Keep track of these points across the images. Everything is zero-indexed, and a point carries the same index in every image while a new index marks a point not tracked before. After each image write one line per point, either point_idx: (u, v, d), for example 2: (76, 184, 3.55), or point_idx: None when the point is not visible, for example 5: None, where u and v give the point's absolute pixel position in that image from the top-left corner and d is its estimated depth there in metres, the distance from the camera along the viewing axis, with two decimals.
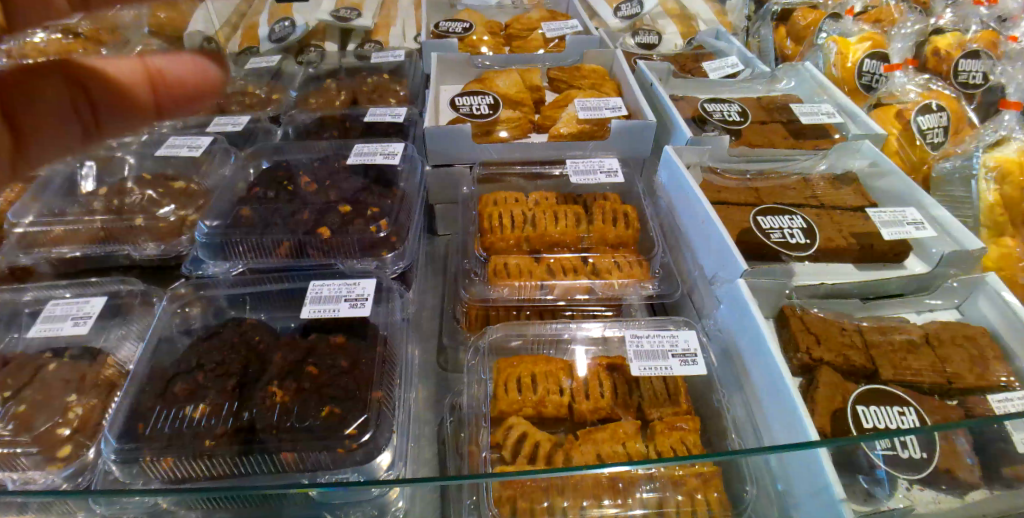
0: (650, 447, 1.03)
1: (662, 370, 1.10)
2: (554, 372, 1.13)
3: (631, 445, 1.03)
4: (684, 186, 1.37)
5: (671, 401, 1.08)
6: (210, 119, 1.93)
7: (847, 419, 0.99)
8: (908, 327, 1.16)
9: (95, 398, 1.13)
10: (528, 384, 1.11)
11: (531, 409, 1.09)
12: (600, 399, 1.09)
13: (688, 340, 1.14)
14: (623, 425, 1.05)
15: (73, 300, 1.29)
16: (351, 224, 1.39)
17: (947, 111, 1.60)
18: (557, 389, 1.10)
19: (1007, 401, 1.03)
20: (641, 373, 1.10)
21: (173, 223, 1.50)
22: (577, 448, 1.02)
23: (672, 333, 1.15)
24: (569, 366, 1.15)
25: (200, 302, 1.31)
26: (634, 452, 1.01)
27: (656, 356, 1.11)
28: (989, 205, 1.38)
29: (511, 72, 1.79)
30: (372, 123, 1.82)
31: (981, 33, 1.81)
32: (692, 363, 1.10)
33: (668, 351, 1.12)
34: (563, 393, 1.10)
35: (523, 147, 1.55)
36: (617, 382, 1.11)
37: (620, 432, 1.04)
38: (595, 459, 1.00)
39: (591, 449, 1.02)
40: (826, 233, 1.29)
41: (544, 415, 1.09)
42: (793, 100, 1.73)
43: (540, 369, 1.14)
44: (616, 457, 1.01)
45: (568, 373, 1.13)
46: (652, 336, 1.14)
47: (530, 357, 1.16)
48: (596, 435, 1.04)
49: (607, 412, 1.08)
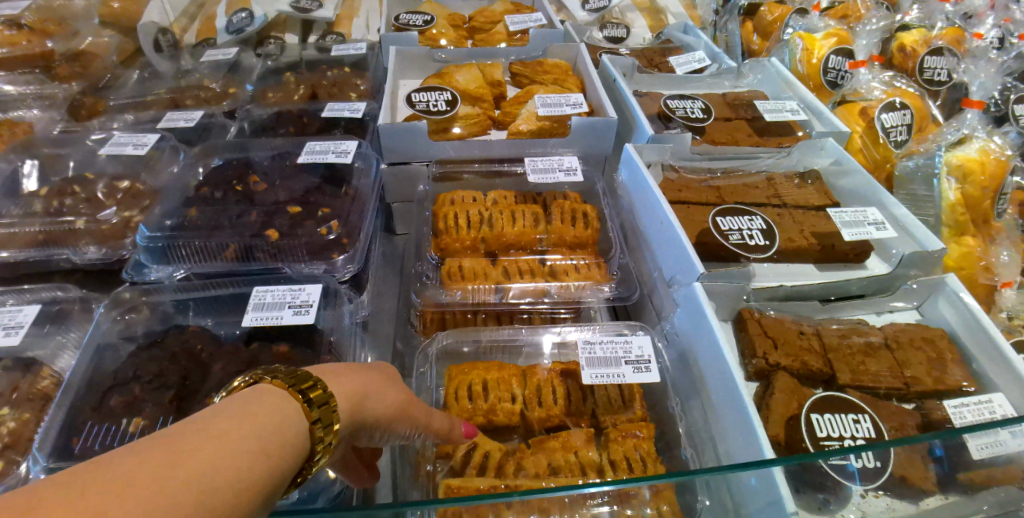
0: (603, 454, 0.99)
1: (614, 378, 1.05)
2: (506, 379, 1.08)
3: (583, 454, 0.98)
4: (643, 186, 1.33)
5: (625, 408, 1.05)
6: (162, 115, 1.84)
7: (801, 429, 0.96)
8: (869, 329, 1.14)
9: (28, 412, 1.05)
10: (479, 391, 1.06)
11: (482, 418, 1.04)
12: (552, 406, 1.05)
13: (642, 346, 1.09)
14: (575, 433, 1.01)
15: (5, 309, 1.19)
16: (301, 225, 1.32)
17: (910, 108, 1.59)
18: (509, 396, 1.06)
19: (963, 407, 1.00)
20: (593, 381, 1.04)
21: (117, 225, 1.41)
22: (528, 458, 0.98)
23: (627, 339, 1.10)
24: (523, 373, 1.10)
25: (145, 308, 1.23)
26: (586, 462, 0.97)
27: (609, 363, 1.06)
28: (951, 204, 1.37)
29: (471, 67, 1.74)
30: (331, 118, 1.75)
31: (946, 29, 1.80)
32: (647, 371, 1.05)
33: (622, 358, 1.06)
34: (516, 400, 1.06)
35: (482, 145, 1.50)
36: (573, 391, 1.07)
37: (571, 441, 0.99)
38: (546, 470, 0.96)
39: (543, 458, 0.98)
40: (787, 233, 1.27)
41: (495, 423, 1.05)
42: (759, 96, 1.71)
43: (493, 376, 1.09)
44: (569, 467, 0.96)
45: (520, 379, 1.09)
46: (606, 343, 1.08)
47: (482, 364, 1.11)
48: (547, 444, 1.00)
49: (557, 421, 1.05)
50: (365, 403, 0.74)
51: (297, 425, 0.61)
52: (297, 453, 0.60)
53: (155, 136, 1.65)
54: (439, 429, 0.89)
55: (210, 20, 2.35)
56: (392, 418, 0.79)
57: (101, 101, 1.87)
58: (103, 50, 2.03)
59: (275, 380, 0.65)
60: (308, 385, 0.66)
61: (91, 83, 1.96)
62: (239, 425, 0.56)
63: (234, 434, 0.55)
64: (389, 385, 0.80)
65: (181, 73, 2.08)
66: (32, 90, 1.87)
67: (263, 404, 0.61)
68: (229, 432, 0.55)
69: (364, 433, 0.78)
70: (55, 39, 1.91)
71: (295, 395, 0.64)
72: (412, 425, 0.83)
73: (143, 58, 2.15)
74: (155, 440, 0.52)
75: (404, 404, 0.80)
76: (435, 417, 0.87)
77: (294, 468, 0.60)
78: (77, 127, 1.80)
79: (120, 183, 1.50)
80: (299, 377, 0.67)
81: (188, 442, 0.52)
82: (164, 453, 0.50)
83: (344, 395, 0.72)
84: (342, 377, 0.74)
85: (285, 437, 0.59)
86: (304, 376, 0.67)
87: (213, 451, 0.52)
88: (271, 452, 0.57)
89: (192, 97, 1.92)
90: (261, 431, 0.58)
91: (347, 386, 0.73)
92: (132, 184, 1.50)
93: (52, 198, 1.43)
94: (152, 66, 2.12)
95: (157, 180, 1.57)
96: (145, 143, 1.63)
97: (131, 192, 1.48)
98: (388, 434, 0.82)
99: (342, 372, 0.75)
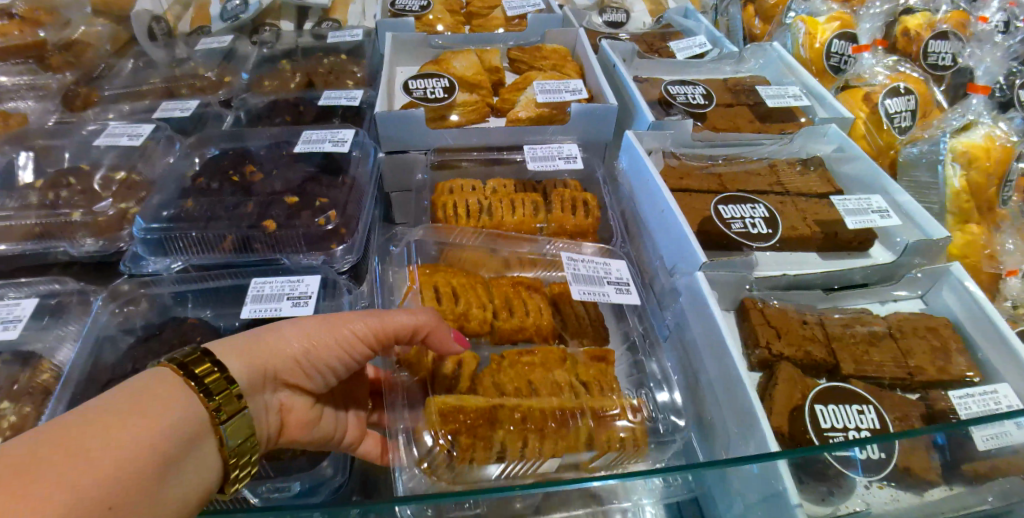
0: (571, 372, 0.99)
1: (600, 296, 1.08)
2: (471, 285, 1.10)
3: (556, 374, 0.97)
4: (643, 172, 1.32)
5: (593, 332, 1.10)
6: (158, 104, 1.82)
7: (804, 420, 0.95)
8: (872, 319, 1.13)
9: (29, 406, 1.04)
10: (449, 295, 1.06)
11: (454, 321, 1.04)
12: (525, 316, 1.07)
13: (620, 270, 1.14)
14: (551, 350, 1.02)
15: (3, 303, 1.19)
16: (298, 216, 1.31)
17: (914, 94, 1.57)
18: (479, 304, 1.06)
19: (967, 397, 1.00)
20: (581, 297, 1.06)
21: (113, 217, 1.39)
22: (505, 371, 0.97)
23: (606, 262, 1.14)
24: (486, 283, 1.13)
25: (144, 300, 1.22)
26: (561, 381, 0.96)
27: (593, 282, 1.09)
28: (956, 191, 1.37)
29: (468, 53, 1.71)
30: (327, 106, 1.73)
31: (951, 13, 1.77)
32: (627, 291, 1.10)
33: (604, 279, 1.10)
34: (487, 308, 1.07)
35: (479, 133, 1.48)
36: (545, 312, 1.08)
37: (550, 357, 1.00)
38: (524, 385, 0.95)
39: (519, 372, 0.98)
40: (790, 222, 1.25)
41: (466, 329, 1.05)
42: (761, 82, 1.68)
43: (460, 282, 1.10)
44: (546, 385, 0.95)
45: (485, 287, 1.12)
46: (589, 263, 1.12)
47: (447, 270, 1.12)
48: (523, 359, 1.00)
49: (532, 331, 1.06)
50: (259, 352, 0.77)
51: (192, 407, 0.64)
52: (194, 433, 0.63)
53: (149, 127, 1.63)
54: (405, 331, 0.89)
55: (204, 6, 2.30)
56: (307, 352, 0.81)
57: (94, 91, 1.85)
58: (96, 39, 2.00)
59: (169, 362, 0.67)
60: (201, 364, 0.68)
61: (85, 72, 1.93)
62: (132, 415, 0.59)
63: (125, 424, 0.57)
64: (285, 326, 0.81)
65: (175, 61, 2.04)
66: (25, 81, 1.84)
67: (155, 389, 0.63)
68: (123, 423, 0.57)
69: (290, 377, 0.82)
70: (48, 28, 1.93)
71: (187, 380, 0.65)
72: (345, 344, 0.85)
73: (135, 46, 2.11)
74: (46, 439, 0.53)
75: (313, 336, 0.82)
76: (376, 328, 0.86)
77: (197, 445, 0.64)
78: (72, 119, 1.77)
79: (116, 174, 1.48)
80: (195, 356, 0.68)
81: (75, 444, 0.54)
82: (53, 456, 0.52)
83: (242, 356, 0.75)
84: (241, 342, 0.76)
85: (182, 419, 0.63)
86: (196, 354, 0.69)
87: (104, 448, 0.55)
88: (178, 430, 0.62)
89: (187, 86, 1.89)
90: (155, 419, 0.60)
91: (235, 344, 0.75)
92: (128, 176, 1.48)
93: (46, 190, 1.41)
94: (146, 54, 2.08)
95: (152, 171, 1.55)
96: (140, 134, 1.61)
97: (127, 184, 1.46)
98: (326, 366, 0.85)
99: (242, 340, 0.77)
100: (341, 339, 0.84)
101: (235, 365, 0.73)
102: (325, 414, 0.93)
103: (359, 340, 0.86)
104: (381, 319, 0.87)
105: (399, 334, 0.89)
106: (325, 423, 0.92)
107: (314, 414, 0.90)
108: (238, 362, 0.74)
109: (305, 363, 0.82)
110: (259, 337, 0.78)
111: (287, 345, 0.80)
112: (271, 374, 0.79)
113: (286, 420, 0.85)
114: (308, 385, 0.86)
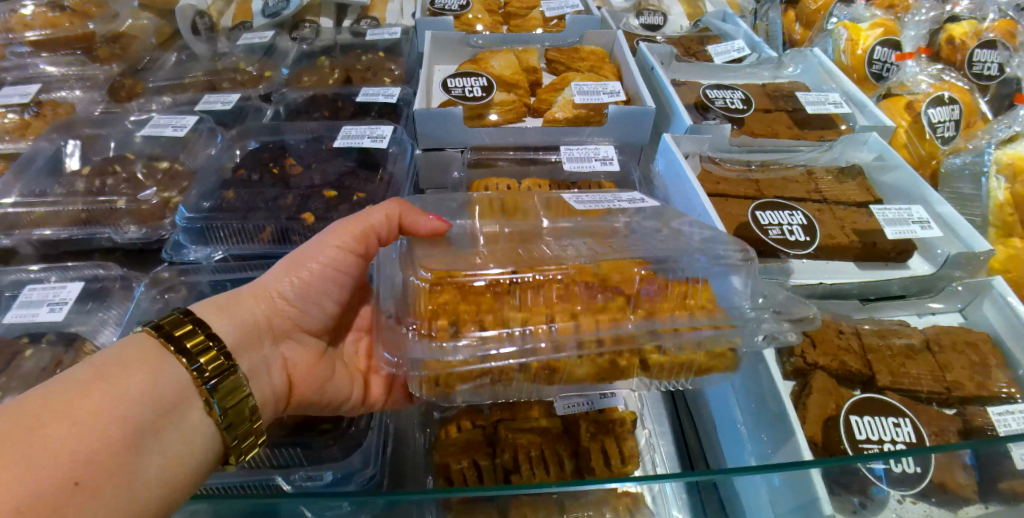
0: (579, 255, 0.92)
1: (607, 204, 1.08)
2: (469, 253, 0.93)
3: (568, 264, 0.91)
4: (679, 176, 1.32)
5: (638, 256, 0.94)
6: (200, 97, 1.87)
7: (839, 430, 0.95)
8: (908, 331, 1.12)
9: None
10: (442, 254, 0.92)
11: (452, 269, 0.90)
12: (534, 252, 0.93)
13: (628, 195, 1.15)
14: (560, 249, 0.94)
15: (51, 285, 1.24)
16: (336, 209, 1.34)
17: (959, 103, 1.54)
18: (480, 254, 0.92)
19: (1007, 415, 1.00)
20: (585, 208, 1.07)
21: (156, 206, 1.44)
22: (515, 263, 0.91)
23: (613, 194, 1.16)
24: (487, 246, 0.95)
25: (183, 287, 1.26)
26: (575, 271, 0.90)
27: (600, 200, 1.10)
28: (999, 204, 1.33)
29: (507, 53, 1.73)
30: (365, 103, 1.76)
31: (998, 21, 1.71)
32: (637, 201, 1.10)
33: (611, 199, 1.11)
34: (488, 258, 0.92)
35: (515, 133, 1.50)
36: (562, 245, 0.96)
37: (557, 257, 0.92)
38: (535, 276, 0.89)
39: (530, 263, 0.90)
40: (827, 230, 1.25)
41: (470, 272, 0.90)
42: (800, 88, 1.67)
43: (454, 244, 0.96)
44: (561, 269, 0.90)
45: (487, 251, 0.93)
46: (592, 194, 1.14)
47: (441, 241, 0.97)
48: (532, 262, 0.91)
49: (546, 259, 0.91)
50: (235, 309, 0.88)
51: (169, 374, 0.71)
52: (173, 398, 0.70)
53: (192, 119, 1.68)
54: (378, 228, 0.98)
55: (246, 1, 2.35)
56: (286, 286, 0.94)
57: (139, 83, 1.91)
58: (142, 32, 2.06)
59: (150, 330, 0.75)
60: (179, 331, 0.76)
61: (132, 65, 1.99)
62: (111, 381, 0.66)
63: (103, 391, 0.65)
64: (261, 280, 0.94)
65: (217, 56, 2.10)
66: (74, 72, 1.92)
67: (135, 357, 0.70)
68: (101, 390, 0.65)
69: (275, 328, 0.92)
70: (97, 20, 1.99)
71: (162, 342, 0.74)
72: (321, 267, 0.96)
73: (180, 41, 2.18)
74: (33, 404, 0.61)
75: (289, 273, 0.95)
76: (343, 240, 0.97)
77: (179, 410, 0.70)
78: (118, 109, 1.83)
79: (159, 164, 1.54)
80: (177, 324, 0.77)
81: (57, 409, 0.61)
82: (36, 419, 0.60)
83: (223, 313, 0.86)
84: (225, 302, 0.89)
85: (160, 384, 0.69)
86: (175, 324, 0.77)
87: (83, 414, 0.62)
88: (156, 395, 0.68)
89: (228, 80, 1.94)
90: (132, 386, 0.67)
91: (217, 302, 0.87)
92: (170, 166, 1.53)
93: (94, 178, 1.47)
94: (189, 48, 2.14)
95: (194, 161, 1.60)
96: (183, 125, 1.66)
97: (169, 173, 1.51)
98: (309, 297, 0.96)
99: (227, 301, 0.89)
100: (320, 265, 0.96)
101: (219, 324, 0.84)
102: (335, 374, 0.99)
103: (335, 251, 0.97)
104: (351, 222, 0.98)
105: (372, 236, 0.99)
106: (332, 381, 0.98)
107: (317, 364, 0.97)
108: (225, 319, 0.85)
109: (289, 302, 0.94)
110: (242, 295, 0.91)
111: (260, 301, 0.91)
112: (257, 327, 0.89)
113: (291, 374, 0.93)
114: (299, 326, 0.96)
